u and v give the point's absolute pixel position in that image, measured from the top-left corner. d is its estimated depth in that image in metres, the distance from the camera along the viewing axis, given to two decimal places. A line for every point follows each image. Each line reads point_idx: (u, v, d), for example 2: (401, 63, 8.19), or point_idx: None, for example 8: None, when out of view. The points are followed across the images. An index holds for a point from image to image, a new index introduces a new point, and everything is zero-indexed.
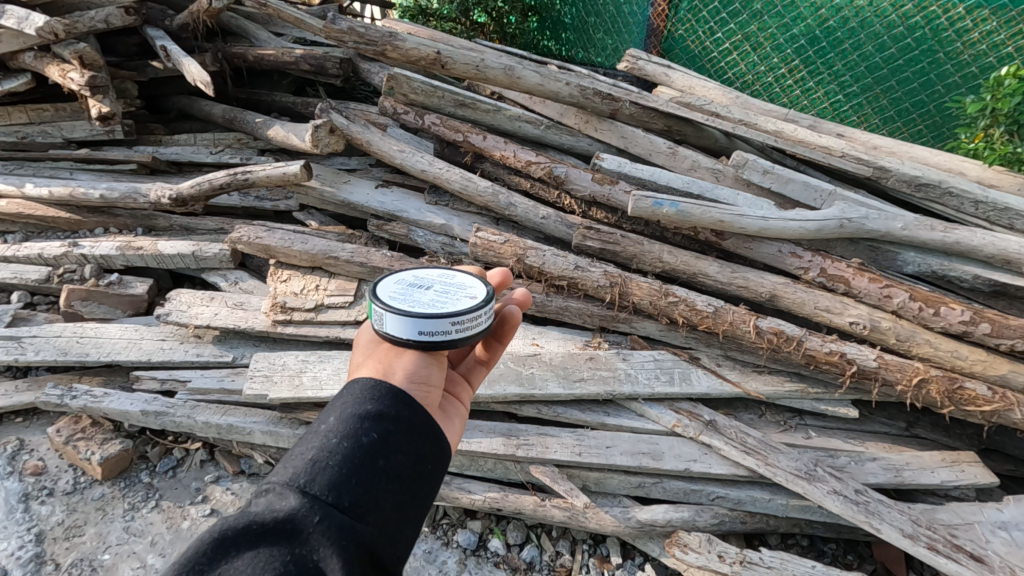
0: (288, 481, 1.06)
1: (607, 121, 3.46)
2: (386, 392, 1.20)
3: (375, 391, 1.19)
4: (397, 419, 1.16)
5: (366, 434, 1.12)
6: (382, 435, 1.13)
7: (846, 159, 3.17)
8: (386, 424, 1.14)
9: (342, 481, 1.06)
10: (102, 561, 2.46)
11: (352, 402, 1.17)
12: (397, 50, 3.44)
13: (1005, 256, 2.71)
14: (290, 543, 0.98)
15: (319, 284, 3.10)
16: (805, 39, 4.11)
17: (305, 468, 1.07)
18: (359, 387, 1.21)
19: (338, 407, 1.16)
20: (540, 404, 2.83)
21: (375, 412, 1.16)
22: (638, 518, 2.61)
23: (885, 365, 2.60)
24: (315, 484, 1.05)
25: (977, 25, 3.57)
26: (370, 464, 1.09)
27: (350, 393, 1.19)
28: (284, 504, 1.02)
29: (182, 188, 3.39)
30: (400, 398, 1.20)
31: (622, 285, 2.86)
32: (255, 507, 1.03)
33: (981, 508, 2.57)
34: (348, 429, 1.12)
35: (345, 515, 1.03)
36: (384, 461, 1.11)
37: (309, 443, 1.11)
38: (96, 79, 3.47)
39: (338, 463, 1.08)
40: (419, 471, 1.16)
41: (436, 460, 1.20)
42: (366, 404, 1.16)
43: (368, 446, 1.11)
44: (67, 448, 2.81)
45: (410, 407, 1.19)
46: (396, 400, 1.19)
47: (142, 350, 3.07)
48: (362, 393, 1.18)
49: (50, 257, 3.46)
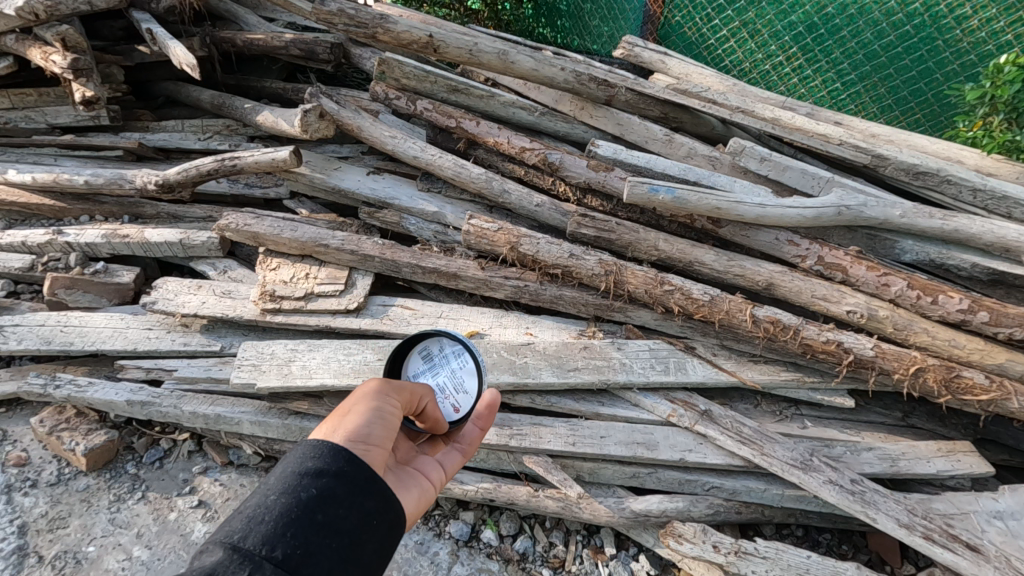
0: (221, 540, 1.06)
1: (603, 108, 3.41)
2: (329, 448, 1.22)
3: (317, 450, 1.21)
4: (338, 474, 1.18)
5: (305, 490, 1.13)
6: (321, 490, 1.14)
7: (843, 146, 3.12)
8: (325, 479, 1.16)
9: (277, 537, 1.06)
10: (87, 553, 2.42)
11: (292, 460, 1.19)
12: (389, 33, 3.36)
13: (1003, 244, 2.68)
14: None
15: (309, 272, 3.04)
16: (803, 26, 4.04)
17: (240, 526, 1.07)
18: (303, 449, 1.23)
19: (278, 467, 1.19)
20: (533, 393, 2.79)
21: (316, 469, 1.17)
22: (632, 508, 2.58)
23: (883, 354, 2.57)
24: (248, 540, 1.05)
25: (976, 13, 3.55)
26: (307, 519, 1.09)
27: (293, 454, 1.21)
28: (212, 559, 1.00)
29: (169, 173, 3.31)
30: (342, 453, 1.22)
31: (618, 273, 2.82)
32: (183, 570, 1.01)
33: (977, 497, 2.55)
34: (287, 484, 1.13)
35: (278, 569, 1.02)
36: (323, 515, 1.11)
37: (247, 503, 1.12)
38: (79, 61, 3.38)
39: (273, 519, 1.08)
40: (360, 527, 1.15)
41: (380, 516, 1.20)
42: (308, 461, 1.19)
43: (307, 500, 1.12)
44: (51, 439, 2.76)
45: (350, 460, 1.21)
46: (337, 456, 1.21)
47: (128, 339, 3.01)
48: (304, 451, 1.21)
49: (34, 245, 3.38)
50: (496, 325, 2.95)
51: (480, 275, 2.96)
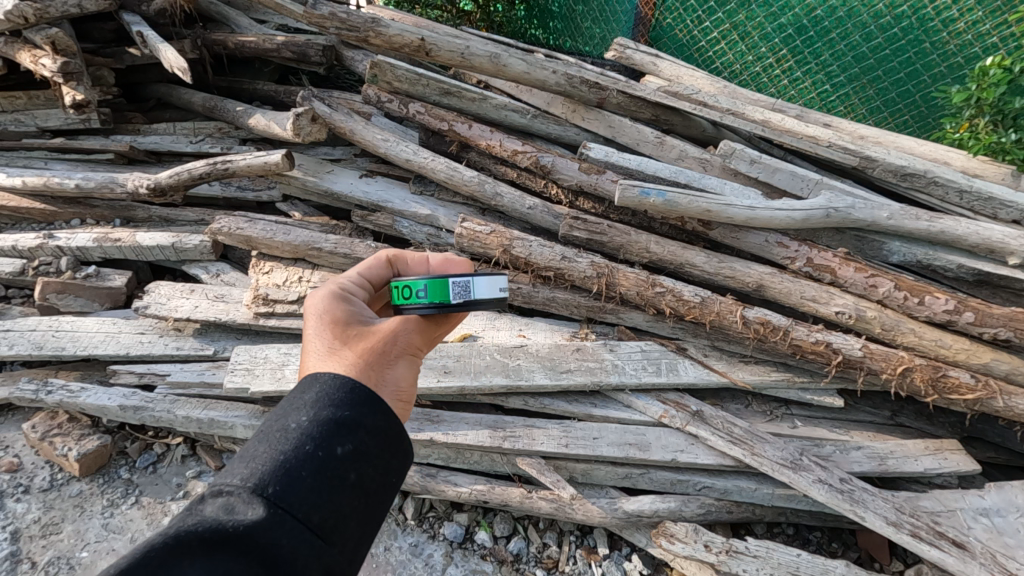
0: (253, 487, 1.06)
1: (595, 110, 3.43)
2: (365, 400, 1.22)
3: (353, 397, 1.22)
4: (372, 430, 1.19)
5: (341, 445, 1.14)
6: (356, 446, 1.16)
7: (833, 148, 3.14)
8: (361, 435, 1.17)
9: (310, 494, 1.08)
10: (80, 558, 2.43)
11: (327, 405, 1.18)
12: (381, 36, 3.36)
13: (988, 245, 2.72)
14: (251, 556, 0.97)
15: (302, 276, 3.06)
16: (793, 28, 4.07)
17: (274, 475, 1.08)
18: (339, 393, 1.22)
19: (312, 408, 1.18)
20: (526, 396, 2.81)
21: (350, 421, 1.18)
22: (624, 509, 2.61)
23: (871, 354, 2.61)
24: (284, 493, 1.06)
25: (963, 15, 3.58)
26: (341, 477, 1.12)
27: (325, 395, 1.21)
28: (247, 513, 1.02)
29: (161, 177, 3.31)
30: (378, 408, 1.23)
31: (609, 275, 2.84)
32: (213, 513, 1.02)
33: (964, 494, 2.60)
34: (324, 435, 1.14)
35: (312, 530, 1.05)
36: (355, 474, 1.14)
37: (280, 447, 1.12)
38: (70, 65, 3.36)
39: (309, 473, 1.10)
40: (383, 486, 1.19)
41: (399, 473, 1.24)
42: (342, 410, 1.18)
43: (342, 456, 1.13)
44: (43, 444, 2.74)
45: (385, 416, 1.23)
46: (372, 409, 1.21)
47: (120, 344, 3.00)
48: (339, 398, 1.20)
49: (24, 248, 3.35)
50: (489, 327, 2.96)
51: None
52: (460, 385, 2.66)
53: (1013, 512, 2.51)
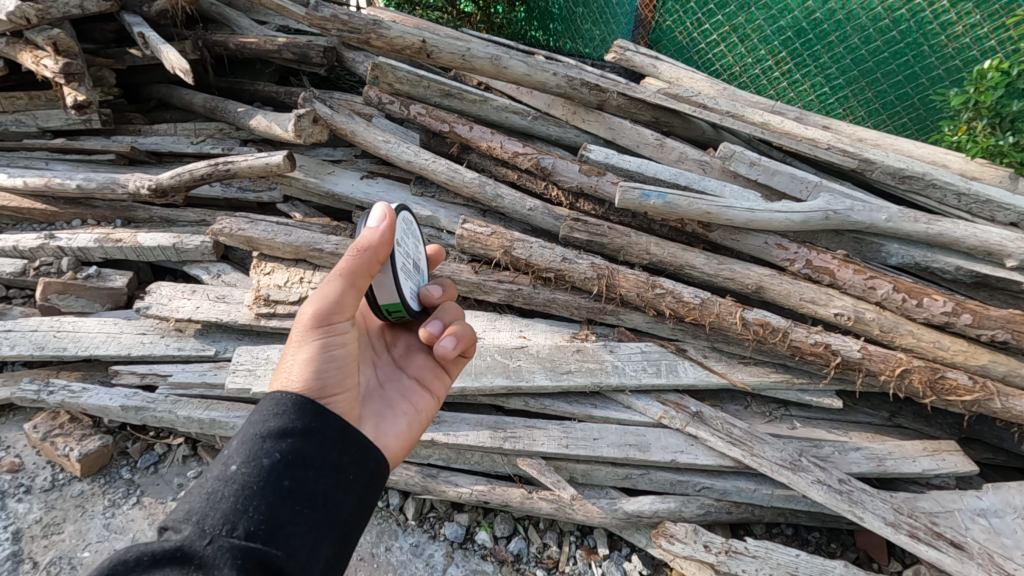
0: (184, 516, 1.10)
1: (595, 112, 3.45)
2: (292, 408, 1.25)
3: (281, 407, 1.25)
4: (303, 434, 1.22)
5: (269, 454, 1.17)
6: (287, 452, 1.18)
7: (832, 150, 3.16)
8: (289, 441, 1.20)
9: (244, 507, 1.11)
10: (81, 558, 2.43)
11: (255, 423, 1.22)
12: (382, 38, 3.37)
13: (986, 247, 2.74)
14: (187, 568, 1.03)
15: (303, 276, 3.07)
16: (792, 31, 4.10)
17: (201, 501, 1.12)
18: (267, 405, 1.27)
19: (240, 431, 1.22)
20: (527, 397, 2.82)
21: (279, 428, 1.21)
22: (625, 509, 2.62)
23: (869, 355, 2.63)
24: (213, 513, 1.09)
25: (961, 19, 3.60)
26: (274, 485, 1.14)
27: (256, 413, 1.25)
28: (184, 532, 1.07)
29: (162, 178, 3.31)
30: (307, 410, 1.26)
31: (609, 276, 2.85)
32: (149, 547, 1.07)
33: (961, 495, 2.61)
34: (251, 451, 1.17)
35: (252, 540, 1.08)
36: (289, 480, 1.16)
37: (210, 473, 1.16)
38: (72, 65, 3.37)
39: (238, 489, 1.12)
40: (331, 482, 1.20)
41: (353, 470, 1.25)
42: (269, 421, 1.22)
43: (272, 465, 1.16)
44: (44, 444, 2.75)
45: (316, 416, 1.26)
46: (302, 412, 1.25)
47: (121, 344, 3.01)
48: (266, 411, 1.25)
49: (24, 249, 3.35)
50: (489, 328, 2.96)
51: (473, 279, 2.98)
52: (461, 385, 2.67)
53: (1010, 513, 2.53)
